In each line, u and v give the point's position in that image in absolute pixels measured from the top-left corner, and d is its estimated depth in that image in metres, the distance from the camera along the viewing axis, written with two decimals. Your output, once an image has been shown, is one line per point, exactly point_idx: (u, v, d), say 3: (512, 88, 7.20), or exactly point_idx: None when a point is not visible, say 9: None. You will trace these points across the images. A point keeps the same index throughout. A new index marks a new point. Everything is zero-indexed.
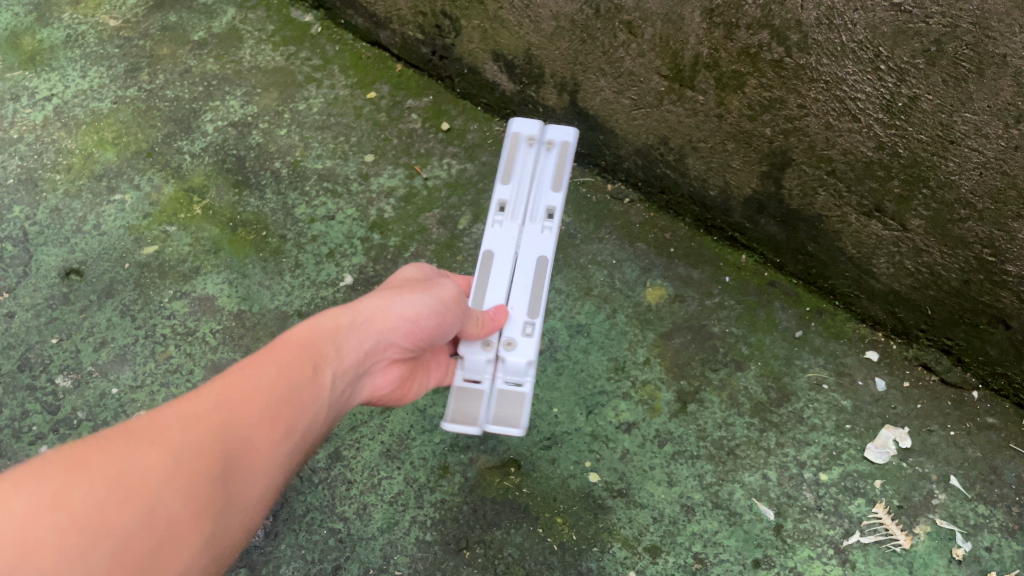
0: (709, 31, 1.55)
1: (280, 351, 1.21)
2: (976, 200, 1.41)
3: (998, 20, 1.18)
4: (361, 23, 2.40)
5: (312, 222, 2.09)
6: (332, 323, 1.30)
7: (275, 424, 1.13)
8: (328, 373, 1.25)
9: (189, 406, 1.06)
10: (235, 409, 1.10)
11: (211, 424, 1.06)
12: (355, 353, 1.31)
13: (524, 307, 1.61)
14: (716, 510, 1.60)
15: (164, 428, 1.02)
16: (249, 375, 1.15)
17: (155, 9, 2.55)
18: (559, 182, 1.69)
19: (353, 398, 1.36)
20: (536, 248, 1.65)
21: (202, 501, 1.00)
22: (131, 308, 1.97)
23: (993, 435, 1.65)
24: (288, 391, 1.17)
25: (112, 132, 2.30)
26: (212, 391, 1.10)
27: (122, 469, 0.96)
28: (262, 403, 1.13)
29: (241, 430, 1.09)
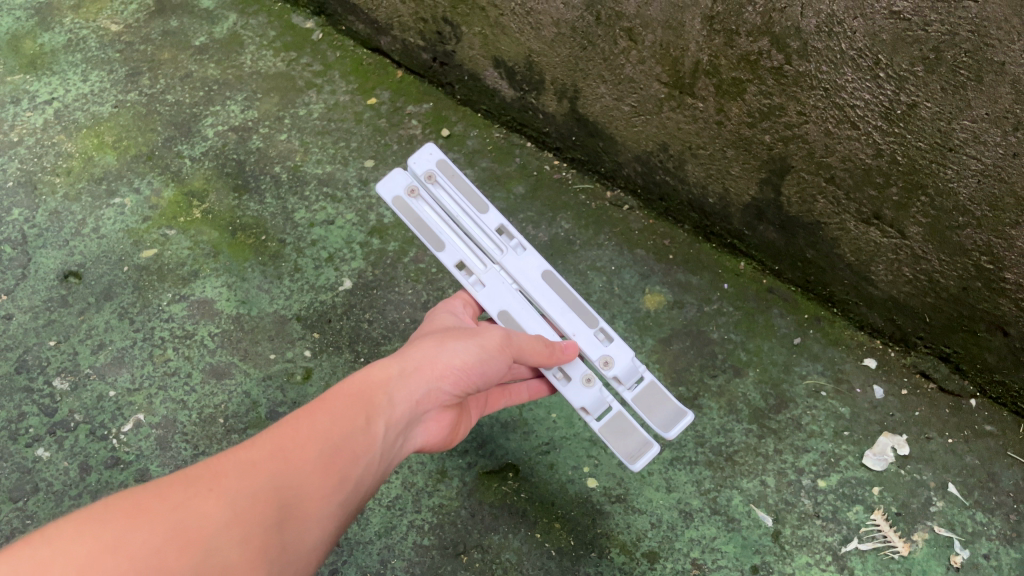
0: (709, 37, 1.56)
1: (333, 402, 1.19)
2: (975, 207, 1.42)
3: (997, 28, 1.19)
4: (362, 29, 2.41)
5: (311, 226, 2.09)
6: (385, 373, 1.28)
7: (329, 472, 1.10)
8: (380, 422, 1.22)
9: (246, 454, 1.05)
10: (289, 458, 1.07)
11: (264, 473, 1.04)
12: (408, 403, 1.28)
13: (576, 322, 1.55)
14: (714, 516, 1.59)
15: (221, 476, 1.01)
16: (302, 426, 1.12)
17: (156, 14, 2.57)
18: (483, 202, 1.59)
19: (403, 449, 1.31)
20: (532, 263, 1.58)
21: (255, 549, 0.97)
22: (129, 311, 1.97)
23: (991, 443, 1.65)
24: (342, 441, 1.14)
25: (112, 136, 2.30)
26: (267, 442, 1.08)
27: (179, 516, 0.94)
28: (314, 452, 1.10)
29: (296, 479, 1.06)
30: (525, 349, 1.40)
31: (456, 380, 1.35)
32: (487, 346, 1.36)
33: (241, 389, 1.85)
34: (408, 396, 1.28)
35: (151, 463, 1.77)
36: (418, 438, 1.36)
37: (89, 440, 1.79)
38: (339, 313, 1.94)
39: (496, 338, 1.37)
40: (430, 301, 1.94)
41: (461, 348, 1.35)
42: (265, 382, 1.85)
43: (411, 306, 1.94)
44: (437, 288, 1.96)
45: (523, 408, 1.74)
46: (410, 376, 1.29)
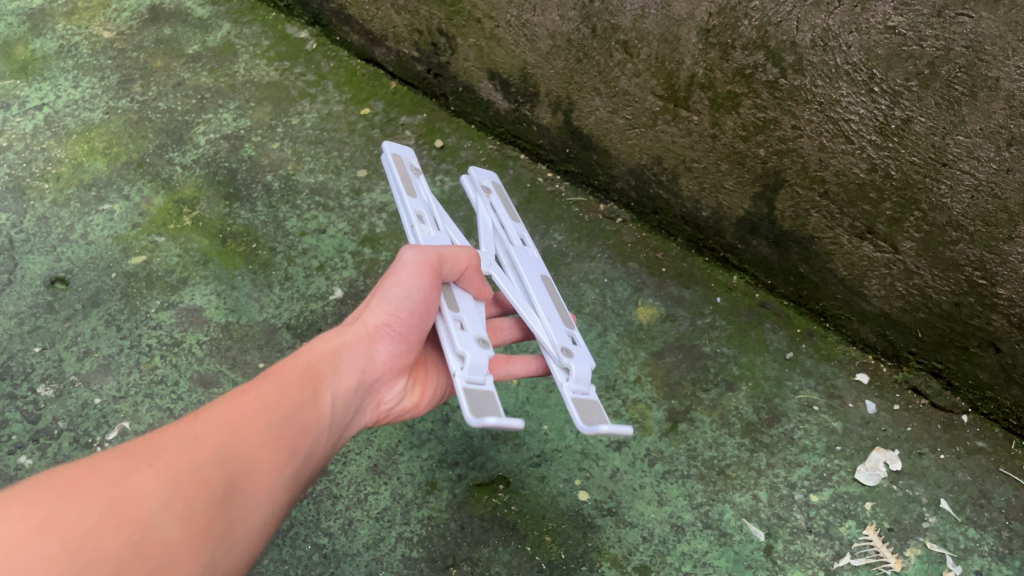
0: (705, 51, 1.57)
1: (278, 378, 1.22)
2: (968, 223, 1.42)
3: (992, 43, 1.20)
4: (357, 40, 2.42)
5: (302, 235, 2.08)
6: (328, 346, 1.31)
7: (275, 447, 1.14)
8: (326, 396, 1.26)
9: (188, 430, 1.07)
10: (233, 436, 1.10)
11: (208, 449, 1.06)
12: (353, 373, 1.32)
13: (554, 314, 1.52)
14: (706, 531, 1.58)
15: (163, 450, 1.03)
16: (248, 402, 1.15)
17: (150, 22, 2.56)
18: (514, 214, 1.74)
19: (356, 420, 1.35)
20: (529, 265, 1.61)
21: (199, 524, 0.99)
22: (117, 318, 1.94)
23: (983, 459, 1.65)
24: (287, 415, 1.18)
25: (103, 142, 2.29)
26: (211, 419, 1.10)
27: (120, 490, 0.95)
28: (259, 429, 1.13)
29: (241, 455, 1.09)
30: (447, 259, 1.41)
31: (395, 337, 1.38)
32: (418, 286, 1.37)
33: None
34: (353, 367, 1.32)
35: None
36: (370, 408, 1.39)
37: (73, 447, 1.75)
38: (329, 323, 1.93)
39: (412, 264, 1.37)
40: None
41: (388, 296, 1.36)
42: None
43: None
44: None
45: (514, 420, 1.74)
46: (352, 348, 1.33)
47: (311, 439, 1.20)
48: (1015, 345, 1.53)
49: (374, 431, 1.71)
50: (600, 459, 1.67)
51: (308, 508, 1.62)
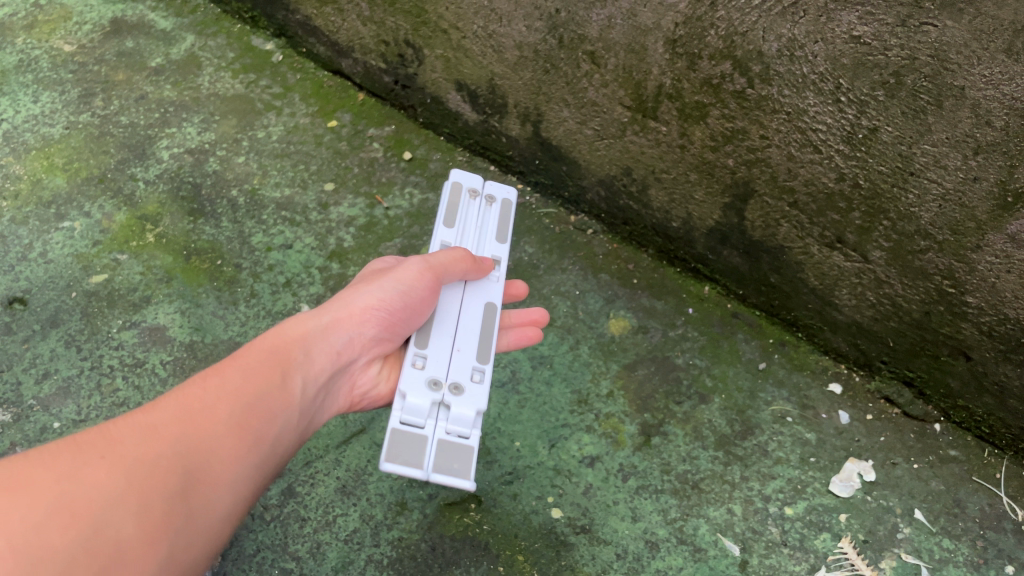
0: (672, 61, 1.56)
1: (244, 355, 1.25)
2: (936, 231, 1.42)
3: (956, 52, 1.20)
4: (323, 52, 2.38)
5: (268, 251, 2.04)
6: (298, 330, 1.35)
7: (240, 434, 1.15)
8: (297, 377, 1.29)
9: (147, 418, 1.08)
10: (196, 422, 1.11)
11: (166, 438, 1.07)
12: (325, 356, 1.36)
13: (473, 354, 1.49)
14: (681, 547, 1.56)
15: (119, 442, 1.03)
16: (212, 388, 1.17)
17: (112, 35, 2.52)
18: (503, 234, 1.66)
19: (328, 401, 1.39)
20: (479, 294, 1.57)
21: (155, 515, 1.00)
22: (76, 339, 1.89)
23: (956, 468, 1.64)
24: (253, 400, 1.19)
25: (63, 158, 2.23)
26: (172, 405, 1.12)
27: (70, 485, 0.96)
28: (224, 414, 1.14)
29: (206, 442, 1.10)
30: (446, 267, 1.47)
31: (378, 322, 1.42)
32: (403, 280, 1.43)
33: None
34: (327, 348, 1.37)
35: None
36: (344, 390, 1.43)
37: None
38: None
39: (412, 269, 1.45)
40: None
41: (370, 291, 1.42)
42: None
43: None
44: None
45: (486, 437, 1.71)
46: (330, 329, 1.38)
47: (282, 417, 1.23)
48: (985, 353, 1.52)
49: (342, 451, 1.68)
50: (573, 475, 1.65)
51: (274, 532, 1.58)
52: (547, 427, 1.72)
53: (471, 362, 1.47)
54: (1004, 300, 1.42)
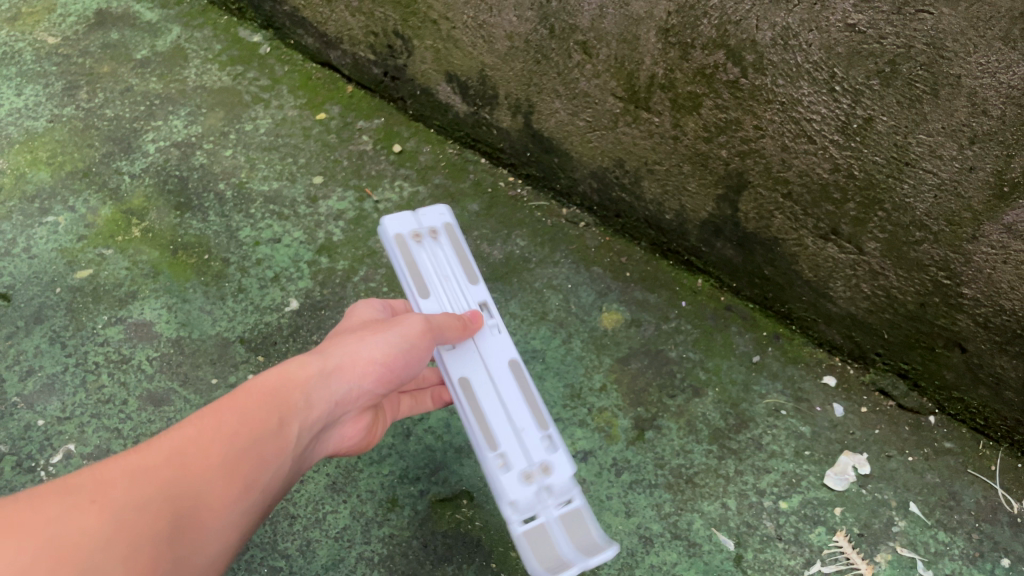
0: (664, 51, 1.54)
1: (244, 397, 1.15)
2: (931, 222, 1.41)
3: (953, 40, 1.18)
4: (312, 44, 2.35)
5: (256, 245, 2.01)
6: (301, 371, 1.23)
7: (230, 481, 1.08)
8: (294, 424, 1.19)
9: (138, 459, 1.02)
10: (187, 467, 1.05)
11: (158, 484, 1.01)
12: (324, 404, 1.24)
13: (528, 420, 1.33)
14: (675, 541, 1.55)
15: (109, 485, 0.98)
16: (208, 428, 1.10)
17: (96, 26, 2.48)
18: (473, 274, 1.46)
19: (320, 447, 1.30)
20: (497, 353, 1.39)
21: (140, 564, 0.94)
22: (61, 335, 1.86)
23: (951, 460, 1.63)
24: (248, 445, 1.12)
25: (47, 152, 2.20)
26: (166, 446, 1.06)
27: (54, 529, 0.91)
28: (217, 457, 1.08)
29: (194, 487, 1.04)
30: (442, 325, 1.31)
31: (379, 376, 1.31)
32: (408, 335, 1.29)
33: (180, 416, 1.75)
34: (327, 395, 1.25)
35: None
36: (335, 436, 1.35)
37: (16, 472, 1.68)
38: (285, 335, 1.86)
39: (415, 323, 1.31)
40: None
41: (381, 339, 1.30)
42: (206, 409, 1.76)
43: None
44: None
45: None
46: (331, 375, 1.26)
47: (271, 471, 1.14)
48: (981, 345, 1.51)
49: None
50: None
51: (263, 530, 1.56)
52: None
53: (520, 427, 1.31)
54: (1000, 291, 1.41)
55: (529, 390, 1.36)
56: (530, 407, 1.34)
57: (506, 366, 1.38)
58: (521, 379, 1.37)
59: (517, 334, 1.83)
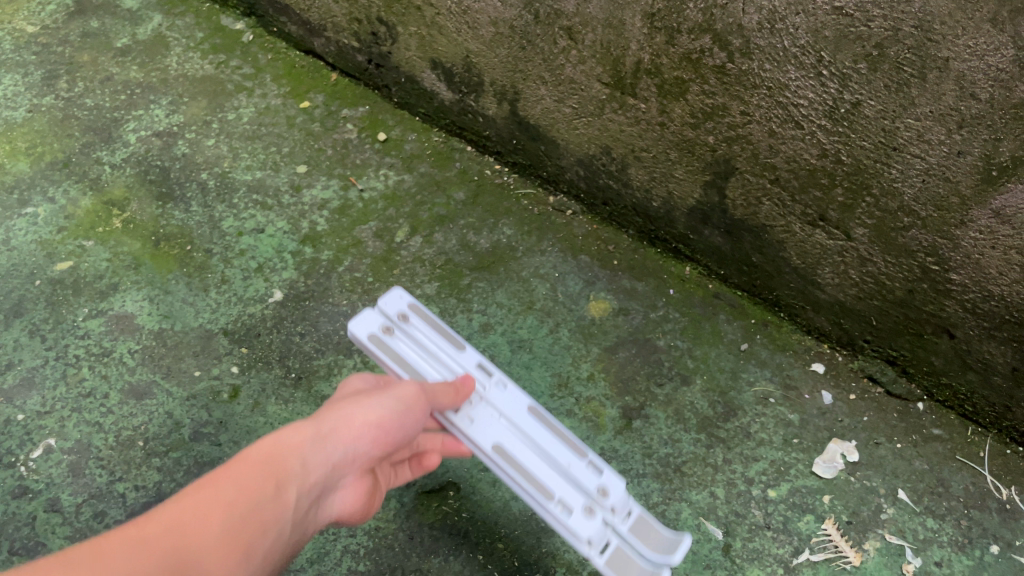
0: (650, 36, 1.52)
1: (236, 465, 1.03)
2: (920, 208, 1.39)
3: (941, 23, 1.16)
4: (295, 31, 2.33)
5: (240, 235, 1.99)
6: (297, 437, 1.11)
7: (228, 559, 0.95)
8: (294, 491, 1.06)
9: (133, 537, 0.88)
10: (186, 543, 0.91)
11: (156, 562, 0.87)
12: (322, 471, 1.11)
13: (569, 453, 1.36)
14: (663, 531, 1.53)
15: (103, 565, 0.83)
16: (204, 501, 0.96)
17: (76, 15, 2.44)
18: (458, 339, 1.45)
19: (315, 521, 1.17)
20: (486, 432, 1.37)
21: None
22: (41, 328, 1.83)
23: (939, 447, 1.62)
24: (248, 517, 0.99)
25: (26, 142, 2.16)
26: (161, 522, 0.92)
27: None
28: (216, 532, 0.95)
29: (193, 566, 0.91)
30: (436, 395, 1.30)
31: (376, 438, 1.21)
32: (403, 396, 1.25)
33: (163, 409, 1.71)
34: (327, 459, 1.13)
35: (62, 492, 1.60)
36: (333, 509, 1.22)
37: None
38: (269, 327, 1.82)
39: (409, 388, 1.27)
40: None
41: (380, 403, 1.21)
42: (189, 402, 1.71)
43: (346, 318, 1.83)
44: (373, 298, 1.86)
45: None
46: (328, 439, 1.14)
47: (269, 539, 1.02)
48: (969, 331, 1.50)
49: None
50: None
51: None
52: None
53: (558, 460, 1.34)
54: (988, 277, 1.40)
55: (529, 439, 1.37)
56: (559, 438, 1.37)
57: (529, 417, 1.39)
58: (541, 433, 1.38)
59: (504, 324, 1.81)
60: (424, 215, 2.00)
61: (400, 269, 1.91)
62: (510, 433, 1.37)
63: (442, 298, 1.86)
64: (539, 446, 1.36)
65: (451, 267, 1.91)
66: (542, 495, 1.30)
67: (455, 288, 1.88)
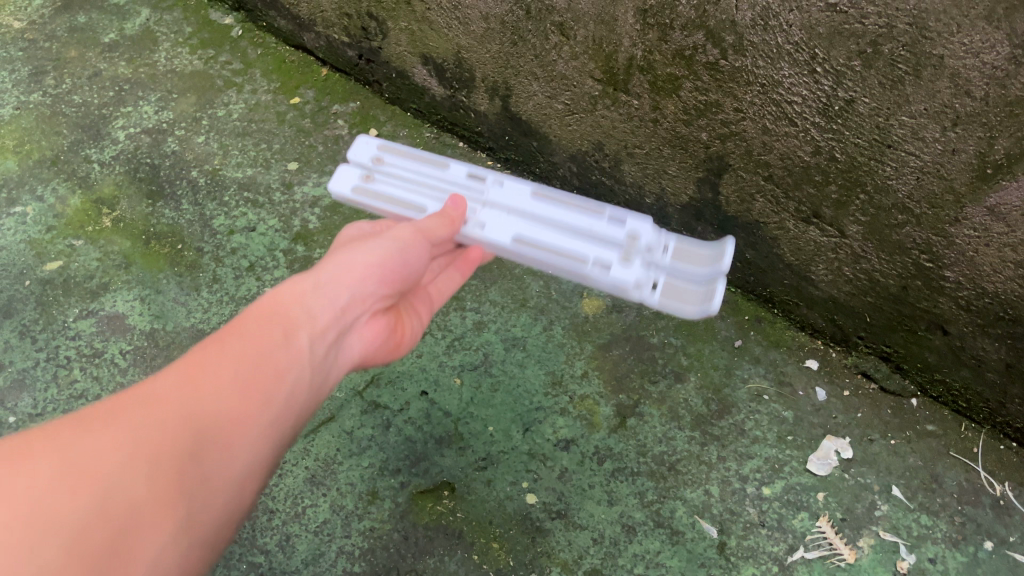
0: (642, 32, 1.51)
1: (241, 320, 0.96)
2: (914, 205, 1.39)
3: (935, 20, 1.15)
4: (285, 26, 2.30)
5: (231, 233, 1.97)
6: (295, 288, 1.04)
7: (248, 395, 0.89)
8: (303, 335, 0.99)
9: (144, 389, 0.83)
10: (199, 388, 0.85)
11: (168, 409, 0.82)
12: (329, 313, 1.04)
13: (583, 216, 1.34)
14: (658, 530, 1.54)
15: (113, 417, 0.79)
16: (209, 355, 0.90)
17: (62, 9, 2.41)
18: (441, 160, 1.42)
19: (337, 372, 1.08)
20: (501, 231, 1.34)
21: (165, 489, 0.76)
22: (31, 329, 1.82)
23: (933, 443, 1.63)
24: (258, 362, 0.92)
25: (14, 140, 2.14)
26: (170, 374, 0.86)
27: (68, 457, 0.73)
28: (230, 380, 0.88)
29: (210, 405, 0.85)
30: (433, 229, 1.23)
31: (381, 278, 1.15)
32: (399, 236, 1.18)
33: None
34: (331, 304, 1.06)
35: None
36: (354, 351, 1.13)
37: None
38: None
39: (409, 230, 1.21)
40: None
41: (380, 244, 1.15)
42: None
43: None
44: None
45: (458, 422, 1.67)
46: (326, 285, 1.07)
47: (287, 388, 0.95)
48: (963, 328, 1.50)
49: (311, 441, 1.63)
50: (548, 459, 1.61)
51: (242, 526, 1.54)
52: (521, 411, 1.68)
53: (581, 225, 1.33)
54: (982, 274, 1.39)
55: (552, 237, 1.33)
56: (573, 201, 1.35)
57: (536, 200, 1.36)
58: (558, 203, 1.35)
59: (497, 322, 1.81)
60: None
61: None
62: (528, 220, 1.34)
63: None
64: (568, 236, 1.33)
65: None
66: (576, 263, 1.31)
67: None
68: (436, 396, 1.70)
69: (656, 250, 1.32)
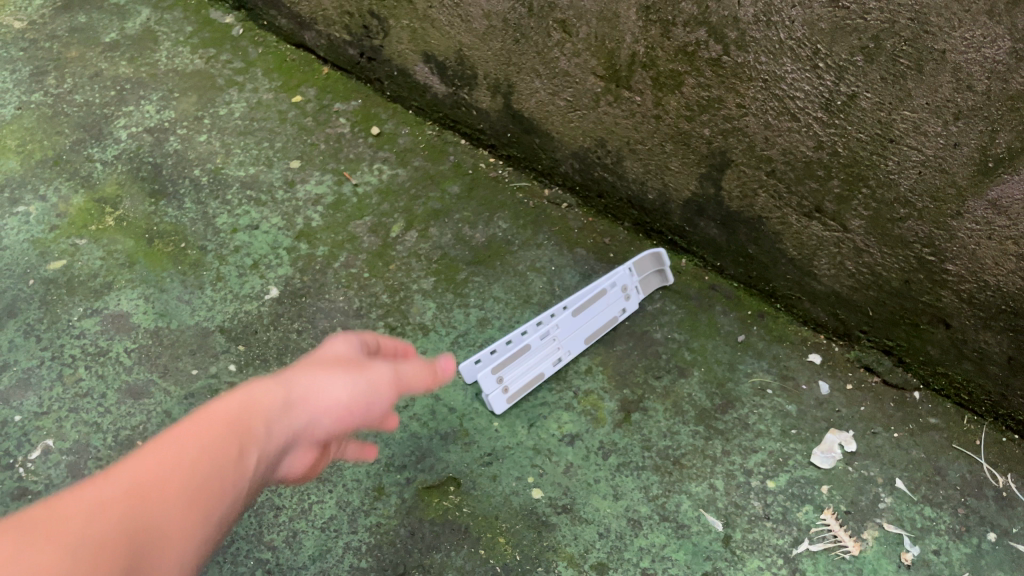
0: (645, 29, 1.52)
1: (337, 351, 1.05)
2: (916, 199, 1.40)
3: (937, 15, 1.16)
4: (285, 25, 2.31)
5: (234, 232, 1.97)
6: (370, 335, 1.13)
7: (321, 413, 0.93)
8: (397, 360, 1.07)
9: (251, 394, 0.89)
10: (284, 403, 0.90)
11: (241, 415, 0.86)
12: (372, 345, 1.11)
13: (616, 297, 1.76)
14: (664, 523, 1.54)
15: (205, 420, 0.84)
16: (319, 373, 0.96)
17: (63, 10, 2.41)
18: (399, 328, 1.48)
19: (323, 455, 1.10)
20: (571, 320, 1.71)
21: (216, 487, 0.79)
22: (36, 328, 1.81)
23: (936, 436, 1.64)
24: (368, 386, 0.97)
25: (16, 140, 2.14)
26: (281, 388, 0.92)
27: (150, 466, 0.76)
28: (336, 394, 0.94)
29: (282, 419, 0.89)
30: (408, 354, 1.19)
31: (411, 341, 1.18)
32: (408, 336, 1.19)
33: (161, 408, 1.69)
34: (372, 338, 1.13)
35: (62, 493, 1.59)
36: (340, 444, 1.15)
37: None
38: (266, 324, 1.81)
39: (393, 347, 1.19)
40: (364, 307, 1.83)
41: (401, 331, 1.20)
42: (187, 401, 1.70)
43: (342, 314, 1.82)
44: (370, 294, 1.85)
45: (463, 418, 1.67)
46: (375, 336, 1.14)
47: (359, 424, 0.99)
48: (965, 321, 1.51)
49: None
50: (553, 455, 1.62)
51: (249, 521, 1.55)
52: (526, 407, 1.69)
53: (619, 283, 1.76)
54: (984, 267, 1.40)
55: (595, 329, 1.74)
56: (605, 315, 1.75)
57: (586, 316, 1.72)
58: (586, 301, 1.72)
59: (501, 318, 1.82)
60: (418, 210, 2.00)
61: (396, 265, 1.90)
62: (584, 327, 1.73)
63: (439, 293, 1.86)
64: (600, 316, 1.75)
65: (447, 261, 1.91)
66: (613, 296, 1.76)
67: (451, 283, 1.87)
68: (441, 392, 1.71)
69: (632, 283, 1.78)
